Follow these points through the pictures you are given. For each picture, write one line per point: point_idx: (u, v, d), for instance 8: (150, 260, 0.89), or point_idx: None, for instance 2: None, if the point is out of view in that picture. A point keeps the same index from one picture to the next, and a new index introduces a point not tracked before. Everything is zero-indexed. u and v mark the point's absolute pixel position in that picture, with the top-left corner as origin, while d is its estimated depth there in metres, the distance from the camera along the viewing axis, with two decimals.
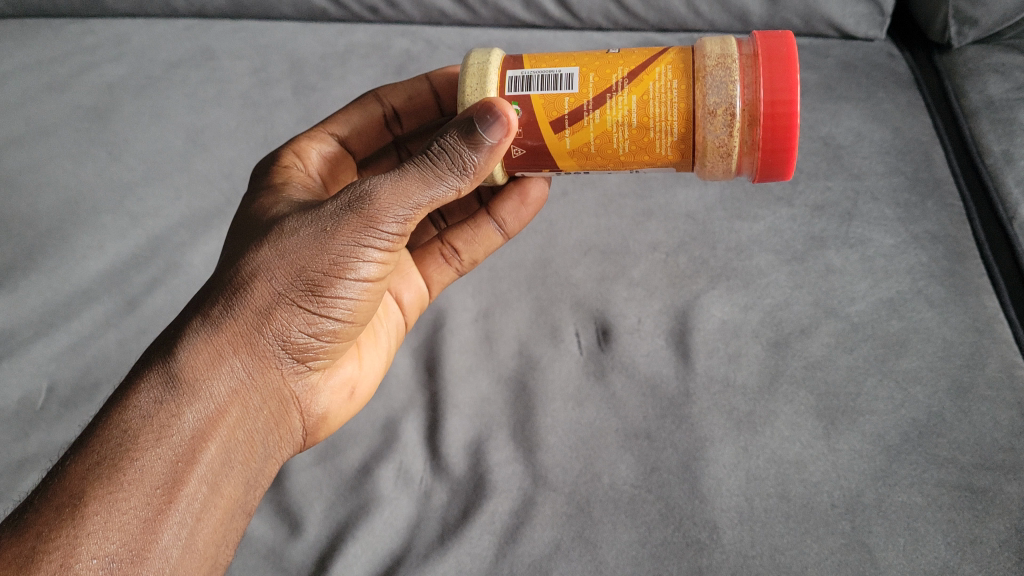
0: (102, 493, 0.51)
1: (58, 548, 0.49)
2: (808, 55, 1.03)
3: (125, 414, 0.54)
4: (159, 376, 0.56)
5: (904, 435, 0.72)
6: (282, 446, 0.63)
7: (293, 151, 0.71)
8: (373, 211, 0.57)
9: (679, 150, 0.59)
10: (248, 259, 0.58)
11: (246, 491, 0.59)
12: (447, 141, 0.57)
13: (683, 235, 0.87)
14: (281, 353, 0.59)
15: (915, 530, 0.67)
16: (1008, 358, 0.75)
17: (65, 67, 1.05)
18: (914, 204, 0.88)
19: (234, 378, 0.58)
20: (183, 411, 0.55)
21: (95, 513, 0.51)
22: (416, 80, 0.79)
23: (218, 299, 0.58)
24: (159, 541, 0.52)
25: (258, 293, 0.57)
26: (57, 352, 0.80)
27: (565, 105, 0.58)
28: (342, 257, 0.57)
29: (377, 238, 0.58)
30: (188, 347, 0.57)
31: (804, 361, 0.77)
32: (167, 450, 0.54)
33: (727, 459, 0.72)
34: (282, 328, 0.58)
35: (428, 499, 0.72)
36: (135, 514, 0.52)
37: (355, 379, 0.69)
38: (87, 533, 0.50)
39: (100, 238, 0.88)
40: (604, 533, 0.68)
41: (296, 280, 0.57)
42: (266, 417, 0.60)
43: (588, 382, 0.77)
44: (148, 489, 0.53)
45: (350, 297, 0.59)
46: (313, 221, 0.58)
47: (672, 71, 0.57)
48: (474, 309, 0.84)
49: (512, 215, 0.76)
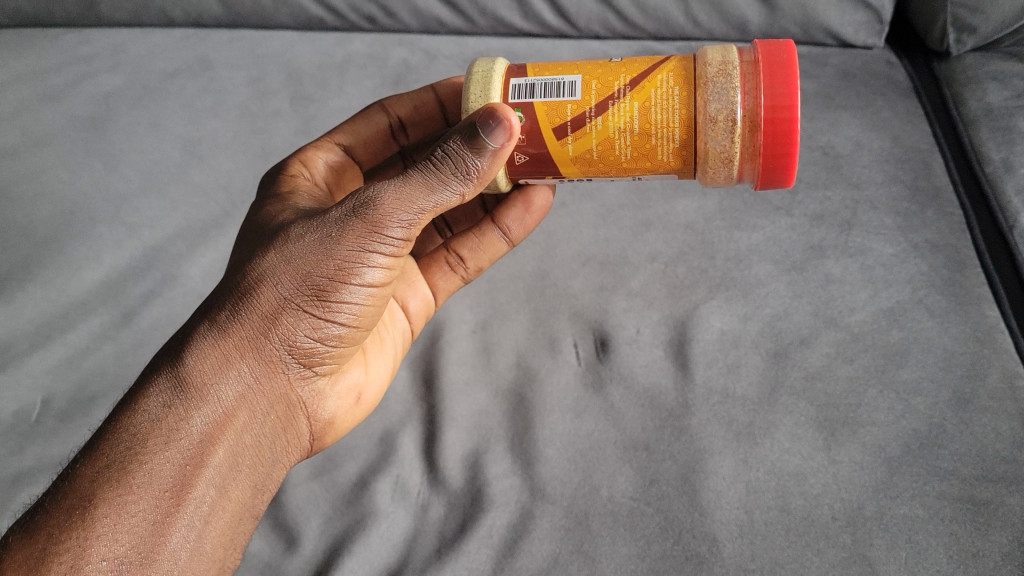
0: (111, 495, 0.51)
1: (68, 550, 0.49)
2: (806, 64, 1.02)
3: (134, 418, 0.54)
4: (167, 381, 0.55)
5: (906, 447, 0.72)
6: (289, 451, 0.62)
7: (299, 160, 0.71)
8: (377, 217, 0.56)
9: (680, 156, 0.58)
10: (254, 265, 0.58)
11: (253, 495, 0.59)
12: (450, 147, 0.56)
13: (682, 246, 0.87)
14: (288, 358, 0.59)
15: (917, 543, 0.66)
16: (1009, 369, 0.75)
17: (62, 78, 1.05)
18: (914, 213, 0.88)
19: (241, 383, 0.57)
20: (190, 415, 0.55)
21: (104, 516, 0.51)
22: (420, 90, 0.79)
23: (225, 304, 0.57)
24: (168, 544, 0.52)
25: (264, 298, 0.57)
26: (52, 365, 0.79)
27: (568, 112, 0.58)
28: (347, 262, 0.57)
29: (383, 243, 0.57)
30: (195, 352, 0.56)
31: (804, 371, 0.77)
32: (175, 454, 0.54)
33: (726, 471, 0.71)
34: (288, 333, 0.58)
35: (426, 512, 0.72)
36: (144, 517, 0.52)
37: (361, 385, 0.68)
38: (96, 535, 0.50)
39: (96, 249, 0.88)
40: (603, 547, 0.68)
41: (302, 285, 0.57)
42: (273, 422, 0.60)
43: (586, 394, 0.77)
44: (156, 492, 0.52)
45: (356, 302, 0.58)
46: (319, 226, 0.57)
47: (674, 78, 0.57)
48: (471, 321, 0.83)
49: (516, 223, 0.75)
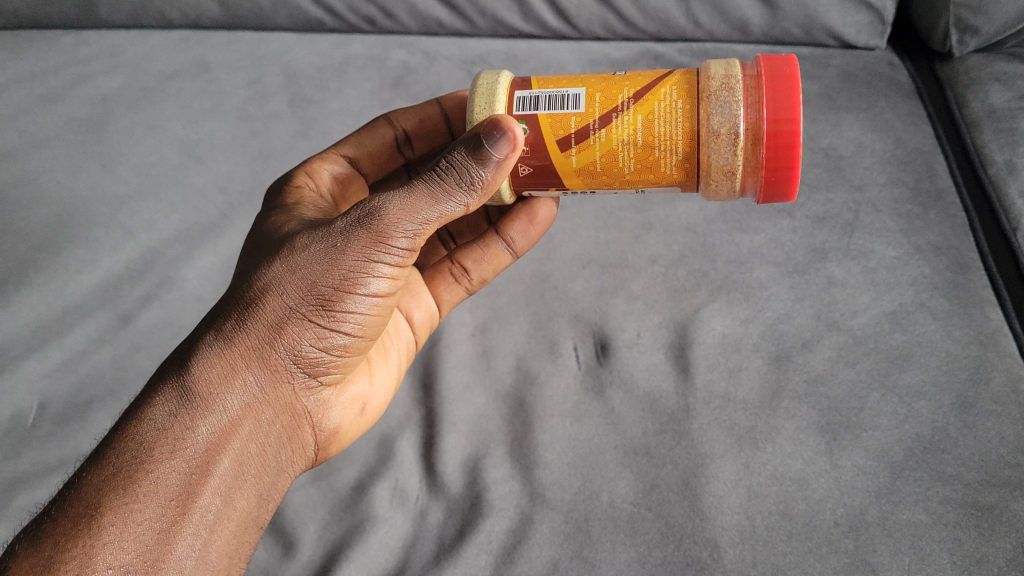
0: (117, 504, 0.51)
1: (75, 559, 0.49)
2: (808, 66, 1.02)
3: (140, 427, 0.53)
4: (173, 390, 0.55)
5: (909, 451, 0.71)
6: (294, 461, 0.61)
7: (304, 171, 0.71)
8: (382, 227, 0.56)
9: (683, 170, 0.58)
10: (260, 274, 0.57)
11: (258, 505, 0.58)
12: (455, 158, 0.56)
13: (683, 248, 0.86)
14: (293, 368, 0.58)
15: (920, 548, 0.66)
16: (1014, 372, 0.74)
17: (59, 80, 1.04)
18: (917, 215, 0.87)
19: (247, 393, 0.57)
20: (196, 423, 0.54)
21: (111, 524, 0.50)
22: (426, 103, 0.78)
23: (231, 314, 0.57)
24: (174, 552, 0.51)
25: (270, 308, 0.56)
26: (48, 368, 0.79)
27: (571, 124, 0.58)
28: (352, 272, 0.56)
29: (388, 254, 0.56)
30: (201, 362, 0.56)
31: (806, 375, 0.76)
32: (181, 463, 0.53)
33: (727, 476, 0.70)
34: (293, 343, 0.57)
35: (424, 517, 0.71)
36: (150, 525, 0.51)
37: (366, 396, 0.68)
38: (102, 543, 0.49)
39: (93, 252, 0.87)
40: (603, 552, 0.67)
41: (307, 295, 0.56)
42: (279, 432, 0.59)
43: (587, 399, 0.76)
44: (162, 500, 0.52)
45: (361, 312, 0.58)
46: (324, 237, 0.57)
47: (677, 91, 0.57)
48: (471, 324, 0.83)
49: (521, 235, 0.74)
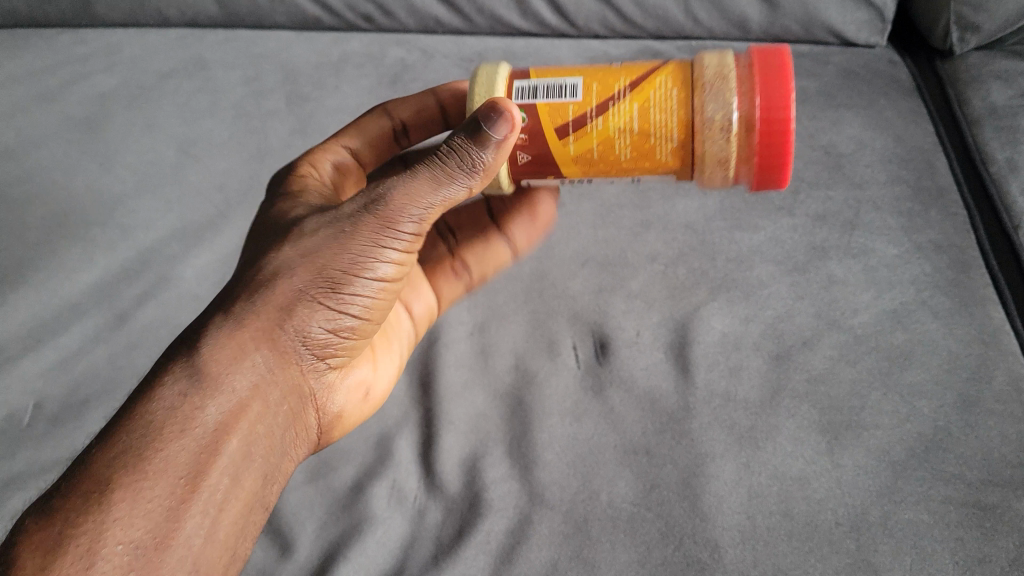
0: (127, 480, 0.50)
1: (84, 533, 0.48)
2: (809, 63, 1.02)
3: (150, 405, 0.53)
4: (183, 369, 0.54)
5: (910, 451, 0.71)
6: (298, 445, 0.61)
7: (308, 162, 0.71)
8: (390, 213, 0.57)
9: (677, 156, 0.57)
10: (270, 259, 0.58)
11: (265, 486, 0.57)
12: (459, 141, 0.56)
13: (682, 246, 0.86)
14: (300, 350, 0.58)
15: (922, 548, 0.65)
16: (1015, 371, 0.74)
17: (56, 78, 1.04)
18: (917, 213, 0.87)
19: (255, 373, 0.56)
20: (206, 403, 0.54)
21: (121, 501, 0.49)
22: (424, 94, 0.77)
23: (242, 295, 0.57)
24: (182, 530, 0.50)
25: (281, 290, 0.57)
26: (45, 368, 0.78)
27: (568, 112, 0.57)
28: (361, 256, 0.57)
29: (394, 240, 0.58)
30: (212, 341, 0.55)
31: (807, 374, 0.76)
32: (191, 442, 0.52)
33: (728, 475, 0.70)
34: (302, 325, 0.57)
35: (422, 517, 0.69)
36: (160, 503, 0.50)
37: (369, 381, 0.68)
38: (112, 519, 0.48)
39: (90, 251, 0.87)
40: (602, 553, 0.66)
41: (317, 278, 0.57)
42: (286, 414, 0.59)
43: (586, 397, 0.75)
44: (172, 478, 0.51)
45: (365, 296, 0.59)
46: (333, 222, 0.58)
47: (672, 80, 0.56)
48: (469, 323, 0.82)
49: (522, 232, 0.82)
